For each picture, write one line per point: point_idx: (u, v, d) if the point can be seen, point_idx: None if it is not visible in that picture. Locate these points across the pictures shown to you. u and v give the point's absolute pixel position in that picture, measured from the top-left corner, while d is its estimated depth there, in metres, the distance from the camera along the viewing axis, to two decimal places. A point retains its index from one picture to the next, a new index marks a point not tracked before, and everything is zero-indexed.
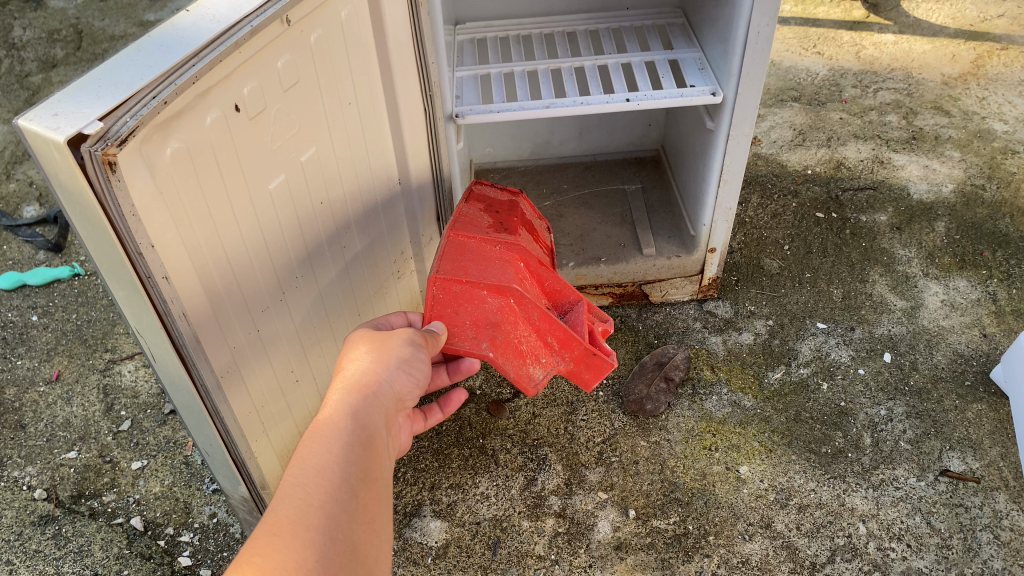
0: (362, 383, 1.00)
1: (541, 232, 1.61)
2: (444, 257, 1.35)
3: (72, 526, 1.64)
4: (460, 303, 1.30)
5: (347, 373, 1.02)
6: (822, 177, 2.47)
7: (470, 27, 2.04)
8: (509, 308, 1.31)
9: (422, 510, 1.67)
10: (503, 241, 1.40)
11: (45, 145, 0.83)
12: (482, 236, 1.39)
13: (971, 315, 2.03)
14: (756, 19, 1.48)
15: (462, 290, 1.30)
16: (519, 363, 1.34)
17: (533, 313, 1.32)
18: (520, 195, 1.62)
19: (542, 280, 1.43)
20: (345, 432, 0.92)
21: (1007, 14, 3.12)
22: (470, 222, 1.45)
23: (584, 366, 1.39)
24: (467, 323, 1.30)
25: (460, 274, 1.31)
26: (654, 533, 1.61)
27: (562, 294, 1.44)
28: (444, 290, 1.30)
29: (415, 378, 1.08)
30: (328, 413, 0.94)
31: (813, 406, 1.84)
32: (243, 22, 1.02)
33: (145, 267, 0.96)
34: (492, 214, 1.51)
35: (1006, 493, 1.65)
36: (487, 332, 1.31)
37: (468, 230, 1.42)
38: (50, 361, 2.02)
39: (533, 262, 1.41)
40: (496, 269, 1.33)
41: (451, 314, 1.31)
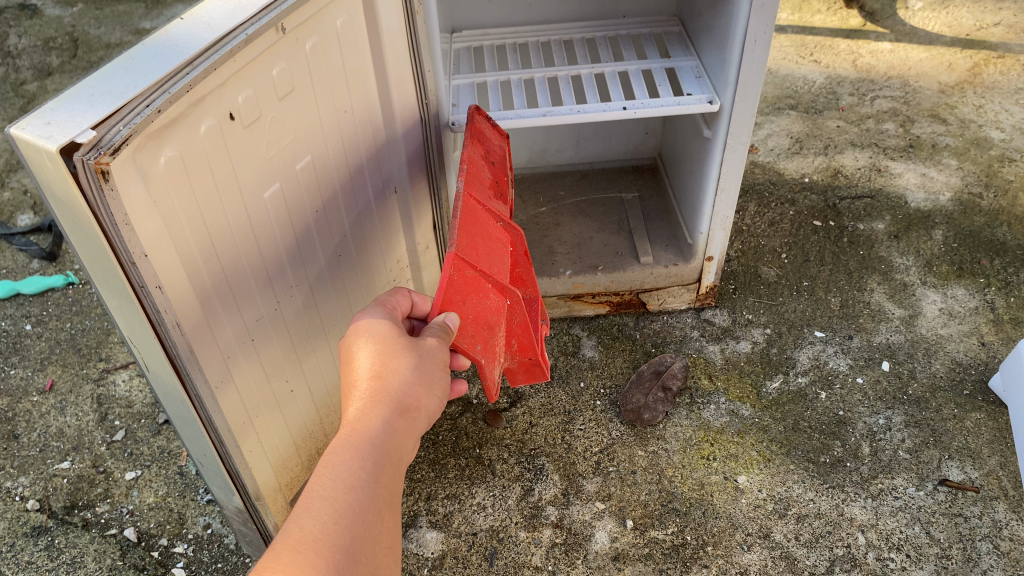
0: (399, 396, 0.95)
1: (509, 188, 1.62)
2: (460, 227, 1.22)
3: (65, 537, 1.63)
4: (468, 291, 1.17)
5: (381, 381, 0.96)
6: (819, 186, 2.46)
7: (466, 35, 2.03)
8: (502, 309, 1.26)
9: (418, 521, 1.66)
10: (501, 220, 1.38)
11: (37, 154, 0.82)
12: (485, 210, 1.35)
13: (969, 323, 2.03)
14: (753, 27, 1.48)
15: (473, 274, 1.20)
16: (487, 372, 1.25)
17: (517, 318, 1.30)
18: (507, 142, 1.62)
19: (517, 263, 1.44)
20: (379, 457, 0.89)
21: (1003, 23, 3.13)
22: (476, 175, 1.40)
23: (519, 369, 1.39)
24: (470, 318, 1.17)
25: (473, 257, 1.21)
26: (652, 544, 1.60)
27: (526, 282, 1.47)
28: (460, 272, 1.16)
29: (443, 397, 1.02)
30: (362, 431, 0.90)
31: (811, 416, 1.83)
32: (238, 30, 1.01)
33: (139, 276, 0.95)
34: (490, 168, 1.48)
35: (1005, 503, 1.64)
36: (484, 334, 1.20)
37: (476, 192, 1.35)
38: (44, 371, 2.01)
39: (518, 249, 1.44)
40: (492, 254, 1.31)
41: (460, 301, 1.16)
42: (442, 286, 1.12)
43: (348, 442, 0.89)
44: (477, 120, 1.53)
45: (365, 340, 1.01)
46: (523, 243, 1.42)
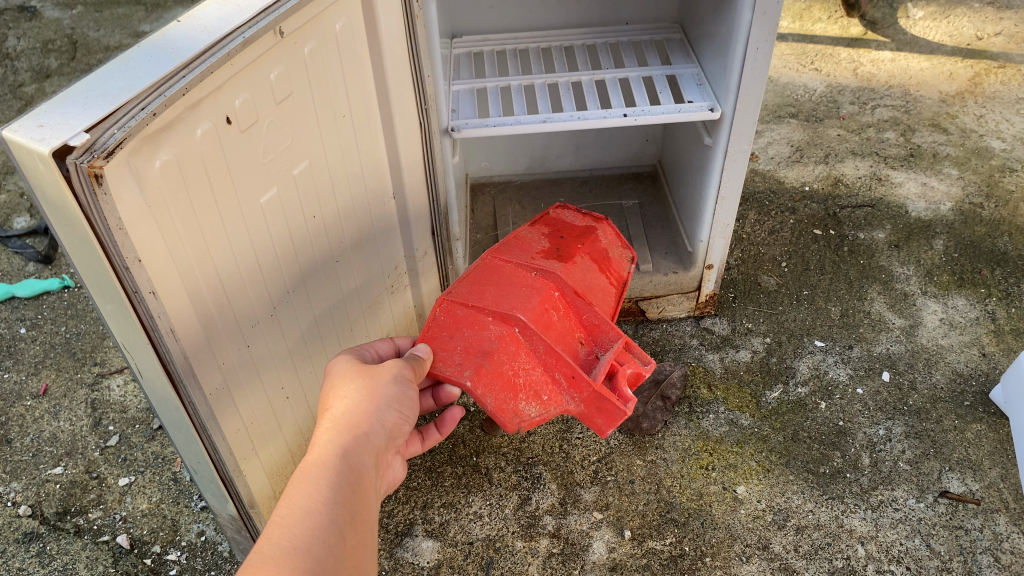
0: (356, 422, 0.99)
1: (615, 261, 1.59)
2: (465, 282, 1.38)
3: (56, 544, 1.61)
4: (459, 326, 1.30)
5: (336, 411, 1.01)
6: (820, 195, 2.46)
7: (467, 40, 2.03)
8: (510, 336, 1.28)
9: (414, 530, 1.64)
10: (540, 269, 1.41)
11: (29, 157, 0.81)
12: (518, 263, 1.42)
13: (970, 334, 2.02)
14: (755, 35, 1.47)
15: (467, 312, 1.31)
16: (504, 396, 1.25)
17: (538, 347, 1.27)
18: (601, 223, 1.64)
19: (580, 312, 1.39)
20: (339, 478, 0.91)
21: (1005, 33, 3.13)
22: (523, 245, 1.52)
23: (597, 410, 1.27)
24: (458, 348, 1.28)
25: (474, 297, 1.33)
26: (650, 554, 1.58)
27: (601, 328, 1.37)
28: (447, 312, 1.32)
29: (406, 415, 1.07)
30: (320, 457, 0.93)
31: (811, 426, 1.82)
32: (235, 33, 1.00)
33: (131, 281, 0.94)
34: (553, 238, 1.56)
35: (1007, 515, 1.62)
36: (474, 360, 1.26)
37: (510, 255, 1.48)
38: (38, 375, 1.99)
39: (568, 293, 1.39)
40: (520, 294, 1.34)
41: (446, 336, 1.30)
42: (425, 326, 1.32)
43: (311, 465, 0.91)
44: (553, 214, 1.68)
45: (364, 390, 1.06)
46: (569, 286, 1.38)
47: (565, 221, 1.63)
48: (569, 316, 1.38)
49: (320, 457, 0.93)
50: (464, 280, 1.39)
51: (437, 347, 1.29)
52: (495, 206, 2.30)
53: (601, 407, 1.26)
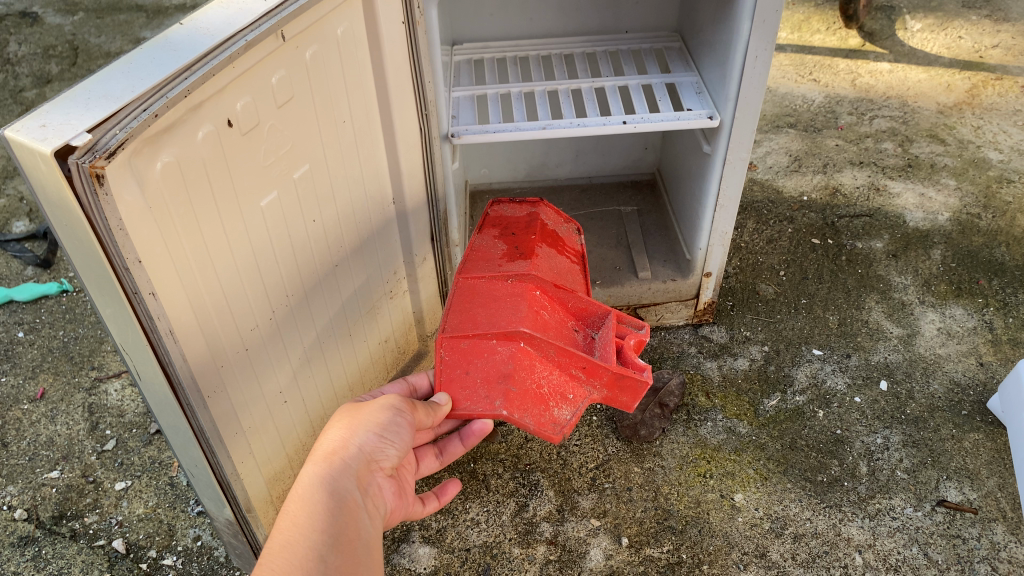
0: (342, 454, 1.08)
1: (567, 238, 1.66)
2: (452, 312, 1.37)
3: (52, 548, 1.61)
4: (469, 359, 1.30)
5: (320, 446, 1.10)
6: (818, 204, 2.46)
7: (468, 47, 2.04)
8: (521, 351, 1.29)
9: (411, 535, 1.64)
10: (515, 274, 1.43)
11: (31, 156, 0.82)
12: (492, 275, 1.44)
13: (967, 344, 2.02)
14: (754, 44, 1.48)
15: (466, 343, 1.31)
16: (540, 411, 1.27)
17: (549, 350, 1.30)
18: (538, 205, 1.71)
19: (565, 302, 1.43)
20: (318, 506, 1.00)
21: (1002, 45, 3.15)
22: (483, 256, 1.52)
23: (620, 389, 1.33)
24: (479, 381, 1.28)
25: (469, 327, 1.32)
26: (647, 562, 1.58)
27: (587, 313, 1.44)
28: (452, 350, 1.31)
29: (388, 439, 1.13)
30: (300, 490, 1.02)
31: (808, 434, 1.82)
32: (237, 36, 1.01)
33: (131, 282, 0.94)
34: (507, 239, 1.57)
35: (1005, 525, 1.62)
36: (501, 388, 1.26)
37: (478, 271, 1.47)
38: (35, 379, 1.99)
39: (545, 287, 1.42)
40: (507, 307, 1.36)
41: (462, 373, 1.29)
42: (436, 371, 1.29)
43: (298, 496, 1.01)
44: (492, 212, 1.69)
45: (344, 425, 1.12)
46: (550, 282, 1.42)
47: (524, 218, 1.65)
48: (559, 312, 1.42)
49: (304, 488, 1.02)
50: (448, 313, 1.37)
51: (457, 388, 1.28)
52: None
53: (623, 384, 1.32)
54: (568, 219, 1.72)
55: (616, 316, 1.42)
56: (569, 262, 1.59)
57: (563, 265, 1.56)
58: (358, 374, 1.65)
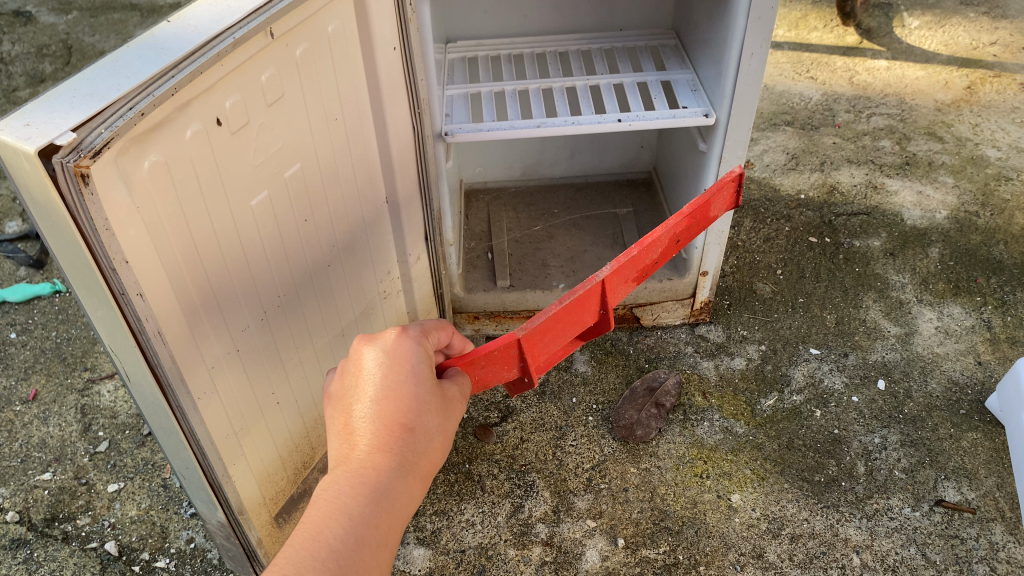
0: (416, 443, 0.94)
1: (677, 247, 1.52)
2: (554, 319, 1.22)
3: (44, 550, 1.60)
4: (500, 366, 1.22)
5: (395, 415, 0.95)
6: (816, 203, 2.45)
7: (462, 45, 2.03)
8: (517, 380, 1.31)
9: (405, 537, 1.63)
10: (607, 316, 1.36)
11: (15, 155, 0.81)
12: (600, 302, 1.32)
13: (965, 342, 2.01)
14: (750, 41, 1.47)
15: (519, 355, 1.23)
16: None
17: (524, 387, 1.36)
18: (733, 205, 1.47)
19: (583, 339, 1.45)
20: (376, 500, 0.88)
21: (1000, 42, 3.14)
22: (635, 263, 1.32)
23: None
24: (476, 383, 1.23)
25: (536, 344, 1.23)
26: (643, 563, 1.57)
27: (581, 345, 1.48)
28: (507, 353, 1.20)
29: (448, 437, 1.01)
30: (367, 476, 0.89)
31: (806, 434, 1.81)
32: (226, 33, 0.99)
33: (119, 283, 0.93)
34: (667, 250, 1.38)
35: (1003, 524, 1.61)
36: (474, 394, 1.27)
37: (613, 285, 1.31)
38: (27, 380, 1.98)
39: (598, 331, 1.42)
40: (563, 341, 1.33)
41: (482, 372, 1.20)
42: (482, 357, 1.17)
43: (354, 484, 0.88)
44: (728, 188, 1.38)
45: (403, 376, 0.98)
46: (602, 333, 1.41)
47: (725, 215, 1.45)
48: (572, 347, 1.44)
49: (371, 480, 0.89)
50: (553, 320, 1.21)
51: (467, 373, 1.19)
52: (490, 211, 2.30)
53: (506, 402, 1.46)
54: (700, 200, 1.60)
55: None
56: None
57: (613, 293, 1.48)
58: None
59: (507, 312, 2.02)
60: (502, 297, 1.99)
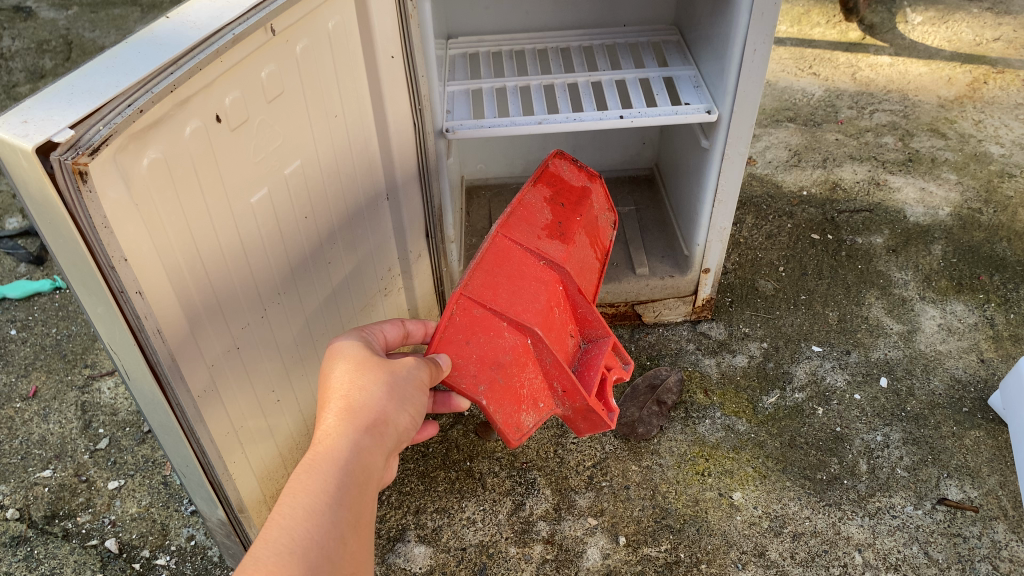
0: (364, 412, 0.96)
1: (604, 227, 1.56)
2: (479, 269, 1.29)
3: (44, 548, 1.59)
4: (475, 331, 1.25)
5: (344, 396, 0.97)
6: (818, 199, 2.44)
7: (463, 41, 2.02)
8: (523, 347, 1.27)
9: (406, 535, 1.62)
10: (548, 258, 1.37)
11: (12, 153, 0.80)
12: (527, 248, 1.36)
13: (968, 340, 2.00)
14: (752, 37, 1.46)
15: (481, 313, 1.26)
16: (511, 412, 1.27)
17: (546, 357, 1.28)
18: (597, 180, 1.56)
19: (577, 307, 1.41)
20: (336, 470, 0.88)
21: (1003, 38, 3.12)
22: (527, 217, 1.42)
23: (582, 418, 1.37)
24: (473, 356, 1.23)
25: (488, 297, 1.27)
26: (644, 561, 1.56)
27: (591, 324, 1.43)
28: (463, 311, 1.24)
29: (409, 405, 1.02)
30: (324, 450, 0.90)
31: (808, 432, 1.80)
32: (225, 29, 0.99)
33: (117, 281, 0.92)
34: (554, 206, 1.47)
35: (1005, 523, 1.61)
36: (490, 374, 1.24)
37: (517, 233, 1.38)
38: (27, 377, 1.97)
39: (570, 287, 1.39)
40: (530, 292, 1.32)
41: (461, 340, 1.23)
42: (441, 323, 1.22)
43: (307, 464, 0.88)
44: (551, 164, 1.53)
45: (344, 362, 1.03)
46: (574, 282, 1.37)
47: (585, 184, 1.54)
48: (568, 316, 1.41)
49: (322, 454, 0.89)
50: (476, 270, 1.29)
51: (452, 351, 1.22)
52: (491, 208, 2.29)
53: (585, 414, 1.35)
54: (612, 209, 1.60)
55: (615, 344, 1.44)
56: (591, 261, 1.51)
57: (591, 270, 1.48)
58: None
59: None
60: None
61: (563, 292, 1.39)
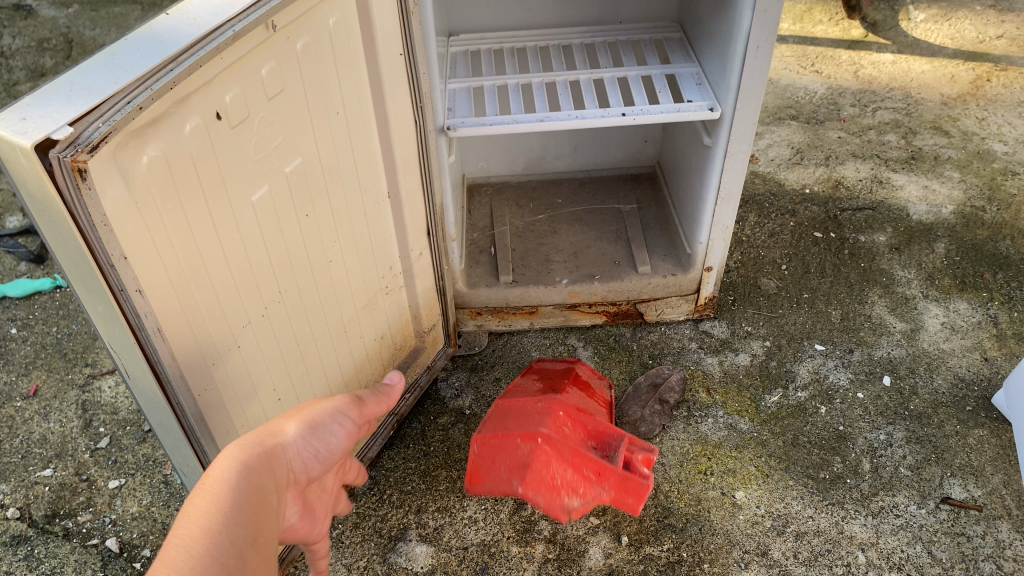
0: (274, 440, 0.99)
1: (600, 391, 1.73)
2: (487, 421, 1.51)
3: (45, 547, 1.59)
4: (498, 449, 1.44)
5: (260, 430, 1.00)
6: (821, 197, 2.44)
7: (464, 38, 2.01)
8: (541, 449, 1.39)
9: (408, 534, 1.62)
10: (548, 398, 1.51)
11: (12, 150, 0.80)
12: (526, 400, 1.53)
13: (971, 338, 1.99)
14: (755, 34, 1.45)
15: (498, 441, 1.43)
16: (552, 496, 1.41)
17: (565, 451, 1.39)
18: (578, 361, 1.80)
19: (586, 422, 1.47)
20: (234, 485, 0.86)
21: (1006, 36, 3.11)
22: (520, 392, 1.66)
23: (625, 489, 1.38)
24: (504, 468, 1.44)
25: (500, 428, 1.46)
26: (647, 560, 1.55)
27: (607, 435, 1.46)
28: (483, 445, 1.45)
29: (321, 446, 1.06)
30: (223, 463, 0.89)
31: (811, 431, 1.79)
32: (225, 26, 0.98)
33: (117, 280, 0.92)
34: (543, 380, 1.71)
35: (1009, 522, 1.60)
36: (519, 474, 1.43)
37: (516, 397, 1.58)
38: (28, 375, 1.97)
39: (571, 407, 1.49)
40: (534, 421, 1.44)
41: (489, 464, 1.45)
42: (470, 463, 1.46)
43: (201, 484, 0.84)
44: (536, 366, 1.82)
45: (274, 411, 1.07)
46: (572, 407, 1.48)
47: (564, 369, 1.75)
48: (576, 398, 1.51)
49: (213, 480, 0.85)
50: (488, 422, 1.51)
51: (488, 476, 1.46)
52: (492, 206, 2.28)
53: (622, 481, 1.38)
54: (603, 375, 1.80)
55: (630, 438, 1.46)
56: (595, 406, 1.67)
57: (595, 410, 1.65)
58: (354, 371, 1.62)
59: (510, 308, 2.01)
60: (504, 292, 1.98)
61: (569, 407, 1.49)
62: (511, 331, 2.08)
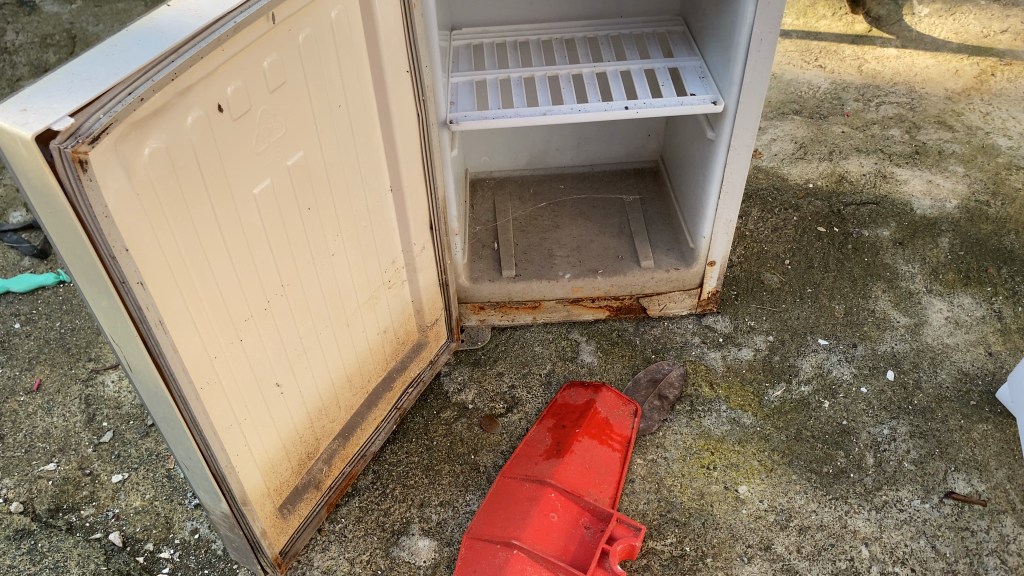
0: None
1: (616, 426, 1.75)
2: (480, 513, 1.57)
3: (48, 541, 1.59)
4: (481, 557, 1.48)
5: None
6: (824, 192, 2.43)
7: (467, 32, 2.00)
8: (517, 557, 1.45)
9: (411, 528, 1.62)
10: (537, 478, 1.59)
11: (12, 141, 0.80)
12: (521, 478, 1.61)
13: (976, 333, 1.99)
14: (758, 27, 1.45)
15: (483, 544, 1.50)
16: None
17: (538, 563, 1.44)
18: (601, 390, 1.81)
19: (575, 502, 1.55)
20: None
21: (1010, 30, 3.09)
22: (529, 450, 1.70)
23: None
24: None
25: (486, 531, 1.52)
26: (650, 554, 1.55)
27: (593, 511, 1.53)
28: (470, 547, 1.51)
29: None
30: None
31: (815, 425, 1.79)
32: (227, 17, 0.98)
33: (118, 272, 0.92)
34: (556, 429, 1.73)
35: (1014, 517, 1.60)
36: None
37: (517, 468, 1.65)
38: (31, 370, 1.97)
39: (559, 493, 1.56)
40: (519, 514, 1.53)
41: (472, 568, 1.48)
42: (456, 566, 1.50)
43: None
44: (560, 396, 1.84)
45: None
46: (559, 491, 1.56)
47: (579, 407, 1.78)
48: (568, 510, 1.53)
49: None
50: (481, 513, 1.58)
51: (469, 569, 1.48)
52: (495, 200, 2.28)
53: None
54: (626, 402, 1.80)
55: (615, 516, 1.51)
56: (607, 453, 1.69)
57: (600, 463, 1.66)
58: (357, 366, 1.61)
59: (512, 303, 2.01)
60: (507, 287, 1.97)
61: (561, 496, 1.55)
62: (513, 326, 2.08)
